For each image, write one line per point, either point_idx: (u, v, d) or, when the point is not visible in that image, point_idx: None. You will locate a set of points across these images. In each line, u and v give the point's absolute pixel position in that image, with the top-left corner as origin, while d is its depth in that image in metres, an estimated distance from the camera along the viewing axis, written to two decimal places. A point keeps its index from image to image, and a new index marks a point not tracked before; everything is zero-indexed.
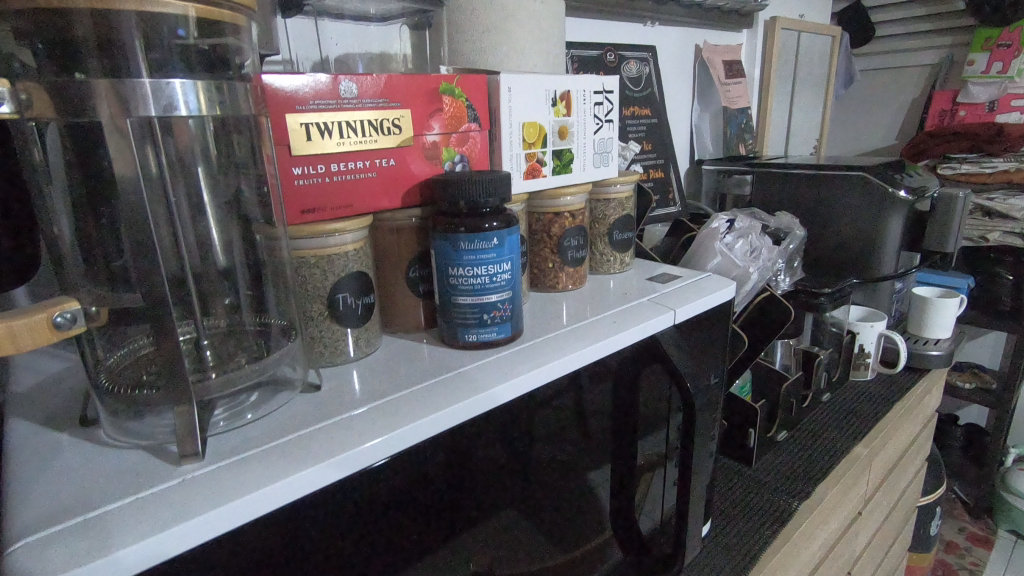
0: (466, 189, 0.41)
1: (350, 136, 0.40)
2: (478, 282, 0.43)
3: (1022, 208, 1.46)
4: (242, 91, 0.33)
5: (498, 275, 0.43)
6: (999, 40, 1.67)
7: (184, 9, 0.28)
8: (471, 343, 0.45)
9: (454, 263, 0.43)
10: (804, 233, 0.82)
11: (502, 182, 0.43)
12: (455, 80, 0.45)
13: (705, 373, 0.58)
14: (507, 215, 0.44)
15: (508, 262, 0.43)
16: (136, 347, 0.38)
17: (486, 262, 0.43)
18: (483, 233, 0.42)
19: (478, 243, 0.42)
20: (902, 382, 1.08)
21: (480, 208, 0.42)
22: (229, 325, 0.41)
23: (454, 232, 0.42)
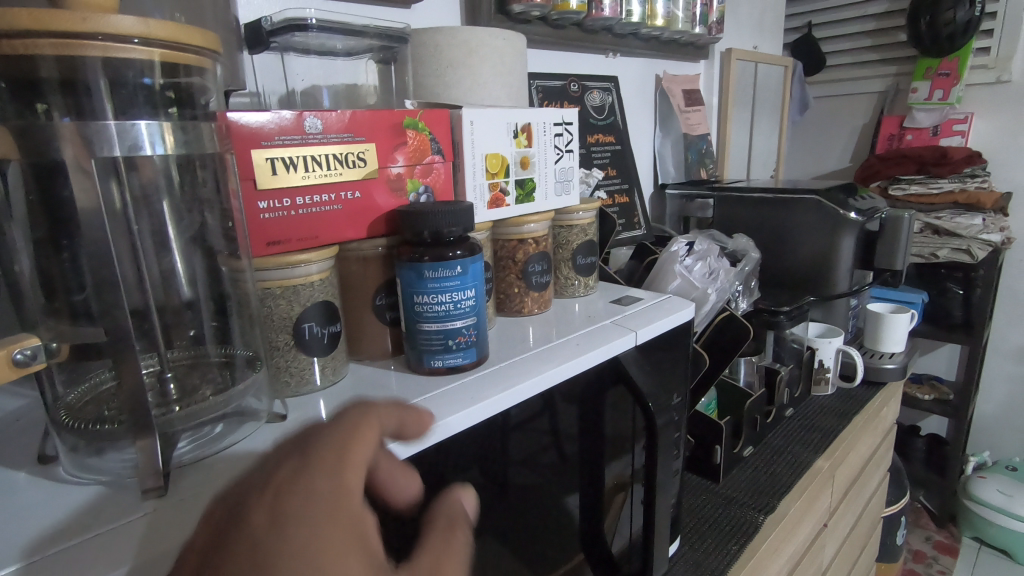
0: (429, 219, 0.43)
1: (315, 170, 0.41)
2: (443, 309, 0.44)
3: (966, 226, 1.58)
4: (207, 130, 0.34)
5: (463, 302, 0.45)
6: (938, 69, 1.78)
7: (148, 54, 0.29)
8: (436, 369, 0.45)
9: (419, 291, 0.44)
10: (759, 255, 0.85)
11: (464, 212, 0.44)
12: (418, 115, 0.47)
13: (668, 392, 0.59)
14: (470, 244, 0.45)
15: (472, 289, 0.45)
16: (97, 382, 0.37)
17: (451, 289, 0.44)
18: (446, 261, 0.43)
19: (442, 271, 0.43)
20: (861, 396, 1.12)
21: (443, 237, 0.44)
22: (193, 357, 0.41)
23: (418, 261, 0.43)
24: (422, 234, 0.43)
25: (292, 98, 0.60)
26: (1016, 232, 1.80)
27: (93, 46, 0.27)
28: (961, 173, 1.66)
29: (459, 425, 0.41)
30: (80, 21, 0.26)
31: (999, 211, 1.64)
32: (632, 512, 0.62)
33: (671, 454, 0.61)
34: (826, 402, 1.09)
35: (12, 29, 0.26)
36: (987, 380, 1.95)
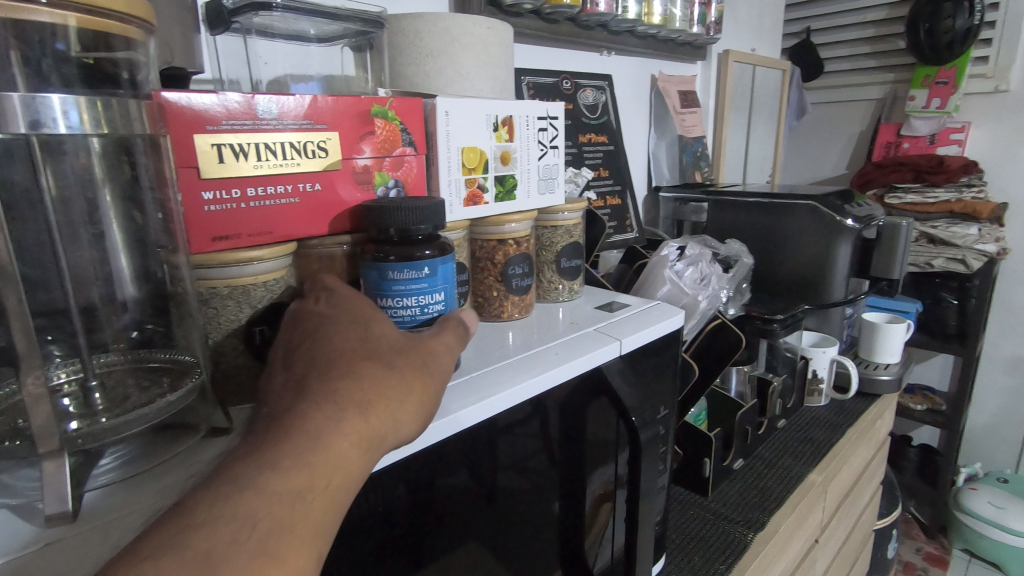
0: (393, 215, 0.39)
1: (269, 159, 0.37)
2: (407, 316, 0.40)
3: (962, 236, 1.56)
4: (135, 107, 0.30)
5: (430, 306, 0.41)
6: (937, 77, 1.76)
7: (62, 17, 0.25)
8: None
9: (382, 295, 0.40)
10: (752, 260, 0.82)
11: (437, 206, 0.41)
12: (388, 103, 0.43)
13: (654, 405, 0.56)
14: (441, 243, 0.42)
15: (441, 292, 0.41)
16: (8, 393, 0.33)
17: (416, 293, 0.40)
18: (412, 262, 0.40)
19: (407, 272, 0.40)
20: (855, 407, 1.09)
21: (410, 234, 0.40)
22: (129, 361, 0.37)
23: (380, 263, 0.40)
24: (386, 232, 0.40)
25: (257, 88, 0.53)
26: (1012, 242, 1.78)
27: None
28: (959, 181, 1.64)
29: (429, 439, 0.39)
30: None
31: (994, 221, 1.63)
32: (615, 529, 0.58)
33: (655, 464, 0.57)
34: (820, 413, 1.06)
35: None
36: (980, 391, 1.94)
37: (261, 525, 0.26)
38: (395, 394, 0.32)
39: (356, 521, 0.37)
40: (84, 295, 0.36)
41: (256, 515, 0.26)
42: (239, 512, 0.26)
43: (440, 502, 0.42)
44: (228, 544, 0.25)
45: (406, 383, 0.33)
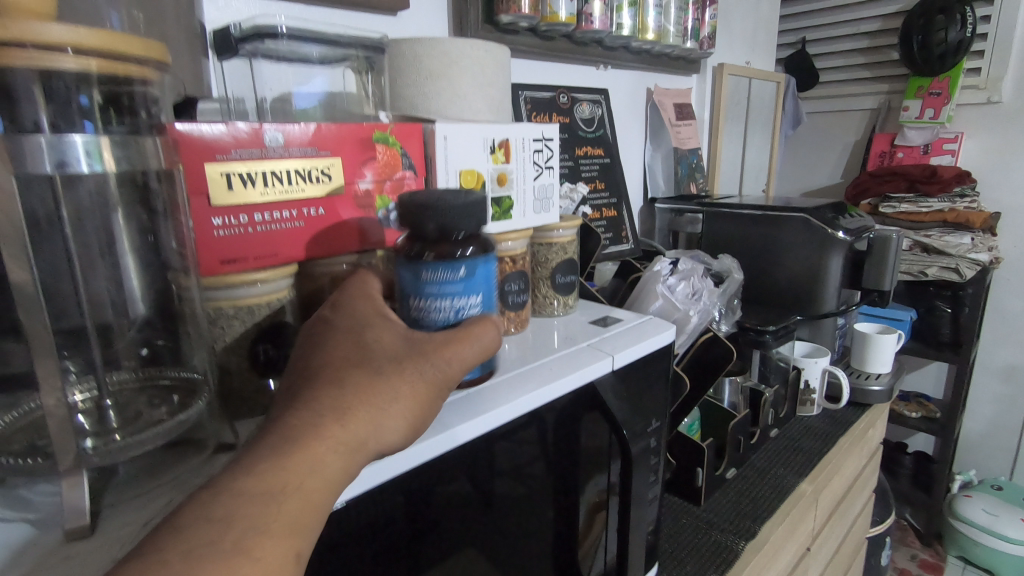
0: (437, 213, 0.40)
1: (275, 185, 0.39)
2: (440, 316, 0.42)
3: (955, 244, 1.58)
4: (150, 145, 0.32)
5: (465, 310, 0.42)
6: (930, 88, 1.79)
7: (83, 66, 0.27)
8: None
9: (418, 292, 0.42)
10: (742, 277, 0.84)
11: (478, 195, 0.42)
12: (388, 129, 0.45)
13: (644, 418, 0.57)
14: (480, 244, 0.43)
15: (478, 294, 0.43)
16: (28, 410, 0.35)
17: (452, 296, 0.42)
18: (450, 263, 0.41)
19: (445, 273, 0.41)
20: (847, 416, 1.10)
21: (453, 232, 0.41)
22: (140, 379, 0.39)
23: (417, 262, 0.41)
24: (428, 231, 0.41)
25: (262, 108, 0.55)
26: (1005, 251, 1.80)
27: (20, 56, 0.25)
28: (951, 191, 1.67)
29: (432, 452, 0.41)
30: (3, 26, 0.25)
31: (987, 231, 1.65)
32: (607, 538, 0.60)
33: (647, 473, 0.59)
34: (813, 422, 1.08)
35: None
36: (974, 398, 1.95)
37: (240, 523, 0.27)
38: (381, 401, 0.33)
39: (364, 529, 0.39)
40: (98, 316, 0.38)
41: (230, 520, 0.27)
42: (215, 516, 0.26)
43: (443, 509, 0.44)
44: (204, 545, 0.25)
45: (394, 390, 0.34)
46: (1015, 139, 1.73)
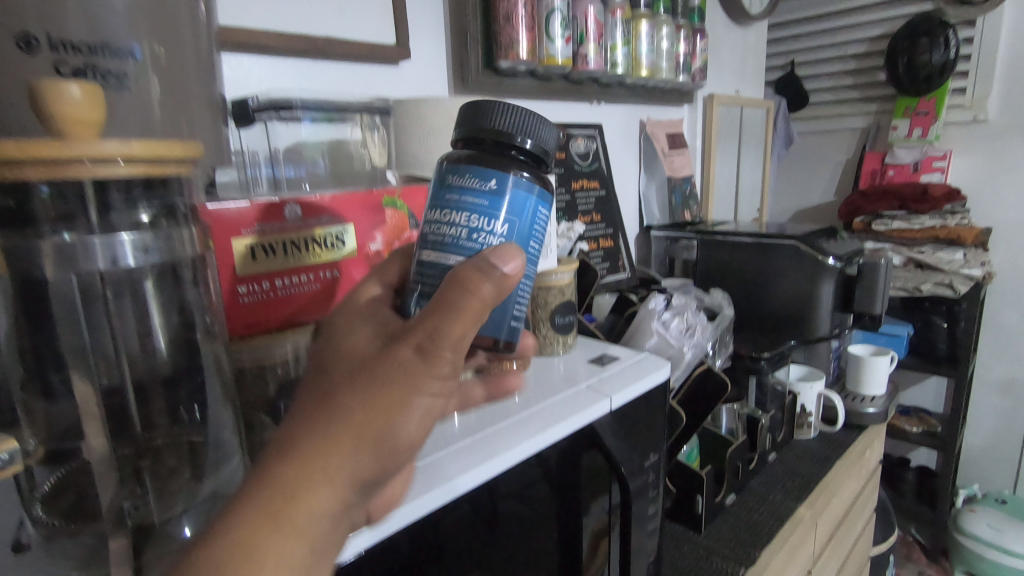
0: (489, 114, 0.39)
1: (294, 254, 0.43)
2: (455, 231, 0.38)
3: (948, 260, 1.62)
4: (186, 234, 0.35)
5: (483, 234, 0.38)
6: (918, 108, 1.82)
7: (131, 175, 0.30)
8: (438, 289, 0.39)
9: (443, 198, 0.39)
10: (733, 312, 0.87)
11: (544, 125, 0.40)
12: (396, 194, 0.50)
13: (643, 454, 0.60)
14: (522, 168, 0.39)
15: (498, 220, 0.38)
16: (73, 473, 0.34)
17: (476, 209, 0.38)
18: (484, 171, 0.38)
19: (474, 179, 0.38)
20: (845, 438, 1.12)
21: (501, 143, 0.39)
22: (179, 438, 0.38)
23: (452, 162, 0.39)
24: (476, 133, 0.39)
25: (276, 159, 0.58)
26: (997, 267, 1.84)
27: (80, 171, 0.29)
28: (942, 209, 1.71)
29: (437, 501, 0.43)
30: (66, 148, 0.28)
31: (979, 247, 1.68)
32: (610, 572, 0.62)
33: (647, 502, 0.61)
34: (810, 445, 1.10)
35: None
36: (974, 412, 1.97)
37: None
38: (338, 429, 0.32)
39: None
40: None
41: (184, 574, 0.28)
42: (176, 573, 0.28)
43: (452, 553, 0.46)
44: None
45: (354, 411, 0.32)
46: (1001, 159, 1.77)
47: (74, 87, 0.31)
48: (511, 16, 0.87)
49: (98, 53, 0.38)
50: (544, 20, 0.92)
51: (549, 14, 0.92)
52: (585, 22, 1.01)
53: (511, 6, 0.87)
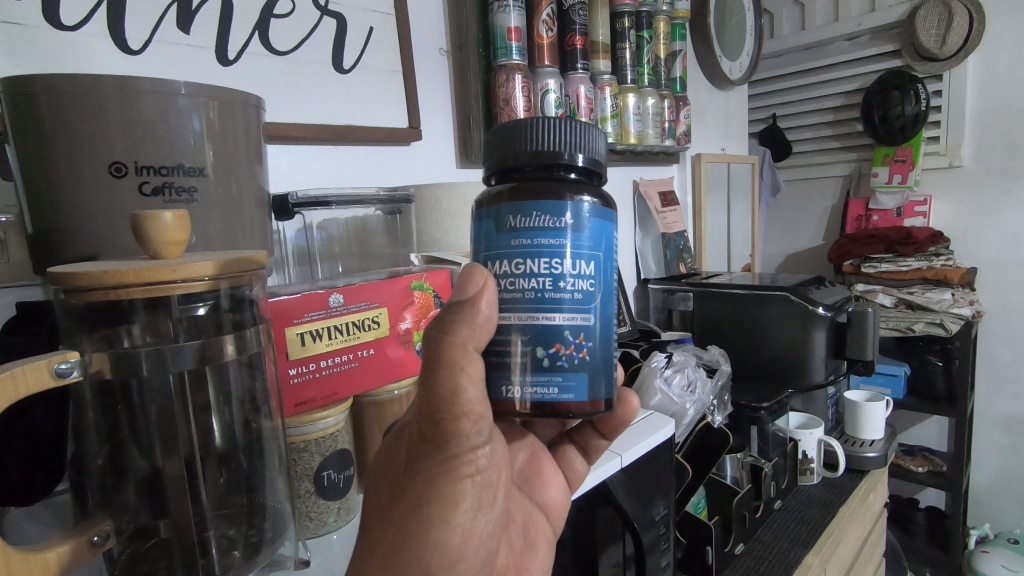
0: (531, 138, 0.37)
1: (337, 337, 0.51)
2: (539, 283, 0.36)
3: (937, 300, 1.68)
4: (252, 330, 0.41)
5: (571, 279, 0.37)
6: (895, 156, 1.92)
7: (216, 285, 0.37)
8: (539, 353, 0.37)
9: (511, 245, 0.37)
10: (730, 368, 0.92)
11: (586, 132, 0.39)
12: (424, 278, 0.57)
13: (652, 507, 0.64)
14: (585, 190, 0.37)
15: (584, 261, 0.37)
16: (158, 541, 0.39)
17: (557, 252, 0.36)
18: (555, 206, 0.36)
19: (546, 217, 0.36)
20: (848, 483, 1.15)
21: (548, 167, 0.38)
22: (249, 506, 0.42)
23: (505, 203, 0.37)
24: (520, 160, 0.38)
25: (309, 229, 0.69)
26: (985, 305, 1.90)
27: (176, 287, 0.35)
28: (926, 251, 1.78)
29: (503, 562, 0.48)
30: (170, 271, 0.34)
31: (967, 287, 1.74)
32: None
33: (660, 553, 0.64)
34: (814, 491, 1.13)
35: (115, 283, 0.33)
36: (978, 450, 1.98)
37: None
38: (389, 540, 0.36)
39: None
40: None
41: None
42: None
43: None
44: None
45: (402, 523, 0.36)
46: (980, 203, 1.85)
47: (167, 213, 0.37)
48: (510, 98, 0.93)
49: (174, 172, 0.45)
50: (540, 100, 0.99)
51: (544, 94, 0.98)
52: (577, 100, 1.06)
53: (510, 90, 0.93)
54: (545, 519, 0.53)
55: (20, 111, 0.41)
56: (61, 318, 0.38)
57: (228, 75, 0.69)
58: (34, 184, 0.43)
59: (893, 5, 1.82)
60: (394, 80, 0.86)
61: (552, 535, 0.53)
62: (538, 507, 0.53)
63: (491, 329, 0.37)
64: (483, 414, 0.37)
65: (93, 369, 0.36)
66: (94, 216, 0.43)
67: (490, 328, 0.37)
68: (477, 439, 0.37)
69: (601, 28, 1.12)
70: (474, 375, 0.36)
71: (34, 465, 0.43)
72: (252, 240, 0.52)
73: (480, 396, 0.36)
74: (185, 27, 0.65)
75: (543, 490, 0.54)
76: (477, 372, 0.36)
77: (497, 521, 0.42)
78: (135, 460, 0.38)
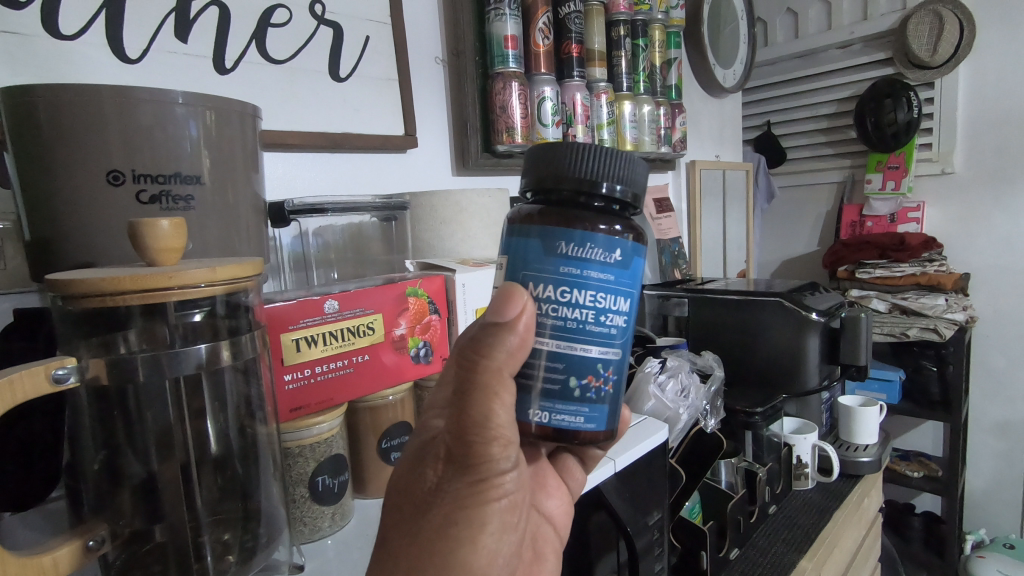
0: (573, 163, 0.37)
1: (332, 343, 0.51)
2: (581, 314, 0.37)
3: (930, 306, 1.69)
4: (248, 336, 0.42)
5: (610, 314, 0.38)
6: (888, 163, 1.94)
7: (213, 292, 0.37)
8: (571, 383, 0.37)
9: (551, 273, 0.37)
10: (724, 373, 0.93)
11: (630, 162, 0.38)
12: (418, 284, 0.58)
13: (645, 512, 0.64)
14: (621, 225, 0.37)
15: (621, 299, 0.38)
16: (154, 546, 0.39)
17: (599, 286, 0.37)
18: (600, 240, 0.36)
19: (592, 251, 0.36)
20: (842, 488, 1.16)
21: (586, 194, 0.37)
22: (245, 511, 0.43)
23: (542, 228, 0.37)
24: (557, 184, 0.37)
25: (305, 236, 0.70)
26: (978, 310, 1.91)
27: (174, 293, 0.35)
28: (920, 257, 1.79)
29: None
30: (166, 278, 0.35)
31: (959, 292, 1.76)
32: None
33: (654, 558, 0.65)
34: (808, 495, 1.13)
35: (113, 290, 0.34)
36: (973, 455, 1.99)
37: None
38: (415, 557, 0.37)
39: None
40: None
41: None
42: None
43: None
44: None
45: (429, 541, 0.37)
46: (972, 209, 1.87)
47: (165, 221, 0.37)
48: (507, 105, 0.95)
49: (171, 181, 0.45)
50: (536, 107, 0.99)
51: (541, 101, 0.99)
52: (573, 107, 1.08)
53: (507, 97, 0.94)
54: (549, 527, 0.54)
55: (19, 119, 0.42)
56: (59, 325, 0.39)
57: (225, 84, 0.69)
58: (33, 192, 0.43)
59: (884, 14, 1.85)
60: (390, 88, 0.87)
61: (556, 542, 0.55)
62: (545, 516, 0.54)
63: (524, 355, 0.37)
64: (511, 438, 0.38)
65: (90, 375, 0.37)
66: (91, 224, 0.43)
67: (523, 355, 0.37)
68: (505, 462, 0.38)
69: (596, 36, 1.13)
70: (505, 399, 0.37)
71: (30, 471, 0.43)
72: (249, 247, 0.53)
73: (511, 420, 0.37)
74: (183, 36, 0.66)
75: (549, 501, 0.54)
76: (509, 397, 0.37)
77: (519, 545, 0.43)
78: (131, 466, 0.39)
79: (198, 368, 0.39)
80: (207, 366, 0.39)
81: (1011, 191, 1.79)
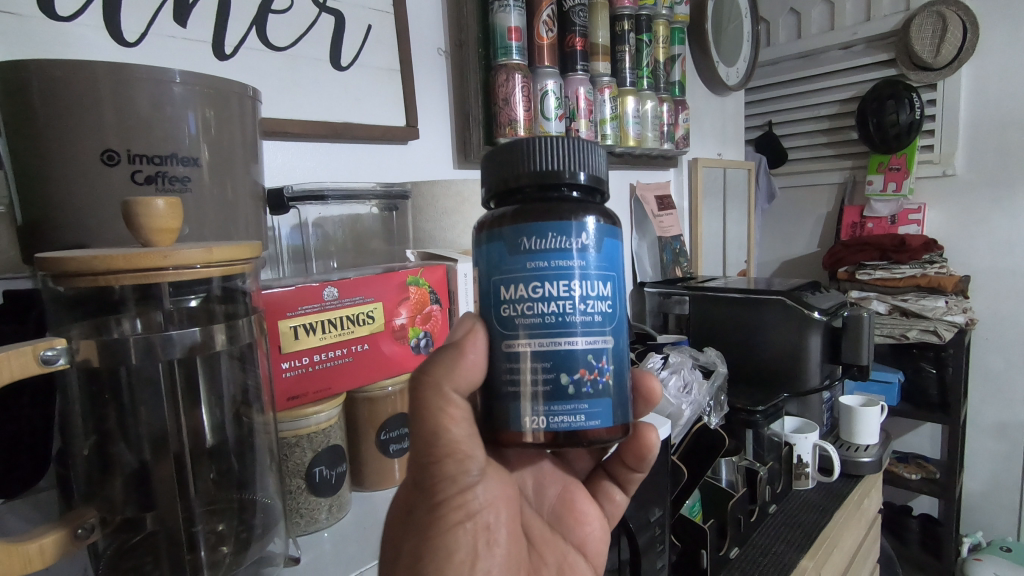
0: (530, 158, 0.37)
1: (331, 331, 0.51)
2: (557, 307, 0.36)
3: (931, 307, 1.68)
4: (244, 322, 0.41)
5: (590, 301, 0.36)
6: (890, 164, 1.93)
7: (209, 272, 0.36)
8: (561, 380, 0.36)
9: (520, 269, 0.36)
10: (726, 369, 0.92)
11: (589, 150, 0.38)
12: (420, 274, 0.58)
13: (647, 508, 0.63)
14: (590, 207, 0.37)
15: (599, 285, 0.37)
16: (146, 535, 0.38)
17: (575, 274, 0.36)
18: (567, 228, 0.35)
19: (559, 239, 0.35)
20: (843, 487, 1.15)
21: (551, 187, 0.37)
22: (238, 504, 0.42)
23: (511, 225, 0.36)
24: (517, 181, 0.37)
25: (305, 226, 0.68)
26: (979, 313, 1.90)
27: (168, 273, 0.34)
28: (920, 259, 1.79)
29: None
30: (160, 258, 0.33)
31: (960, 294, 1.75)
32: None
33: (654, 556, 0.64)
34: (809, 495, 1.12)
35: (105, 269, 0.33)
36: (972, 457, 1.98)
37: None
38: None
39: None
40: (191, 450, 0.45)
41: None
42: None
43: None
44: None
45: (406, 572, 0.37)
46: (973, 211, 1.86)
47: (160, 200, 0.36)
48: (509, 98, 0.93)
49: (168, 162, 0.44)
50: (539, 101, 0.98)
51: (544, 95, 0.98)
52: (576, 101, 1.06)
53: (509, 90, 0.92)
54: (582, 557, 0.52)
55: (11, 97, 0.41)
56: (52, 309, 0.38)
57: (226, 69, 0.68)
58: (24, 171, 0.42)
59: (887, 14, 1.84)
60: (392, 78, 0.86)
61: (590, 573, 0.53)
62: (575, 545, 0.53)
63: (481, 373, 0.38)
64: (469, 452, 0.38)
65: (81, 358, 0.35)
66: (85, 205, 0.42)
67: (475, 367, 0.38)
68: (466, 483, 0.39)
69: (600, 30, 1.12)
70: (456, 414, 0.38)
71: (19, 460, 0.42)
72: (246, 233, 0.52)
73: (467, 434, 0.38)
74: (182, 20, 0.64)
75: (579, 527, 0.53)
76: (460, 412, 0.38)
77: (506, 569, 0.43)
78: (123, 454, 0.38)
79: (191, 353, 0.38)
80: (203, 351, 0.38)
81: (1011, 194, 1.78)
